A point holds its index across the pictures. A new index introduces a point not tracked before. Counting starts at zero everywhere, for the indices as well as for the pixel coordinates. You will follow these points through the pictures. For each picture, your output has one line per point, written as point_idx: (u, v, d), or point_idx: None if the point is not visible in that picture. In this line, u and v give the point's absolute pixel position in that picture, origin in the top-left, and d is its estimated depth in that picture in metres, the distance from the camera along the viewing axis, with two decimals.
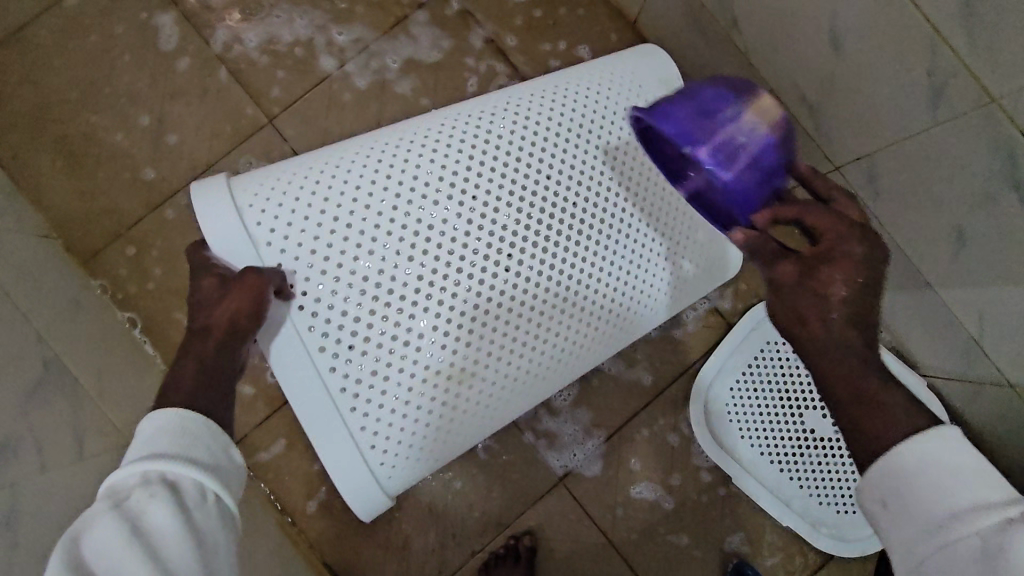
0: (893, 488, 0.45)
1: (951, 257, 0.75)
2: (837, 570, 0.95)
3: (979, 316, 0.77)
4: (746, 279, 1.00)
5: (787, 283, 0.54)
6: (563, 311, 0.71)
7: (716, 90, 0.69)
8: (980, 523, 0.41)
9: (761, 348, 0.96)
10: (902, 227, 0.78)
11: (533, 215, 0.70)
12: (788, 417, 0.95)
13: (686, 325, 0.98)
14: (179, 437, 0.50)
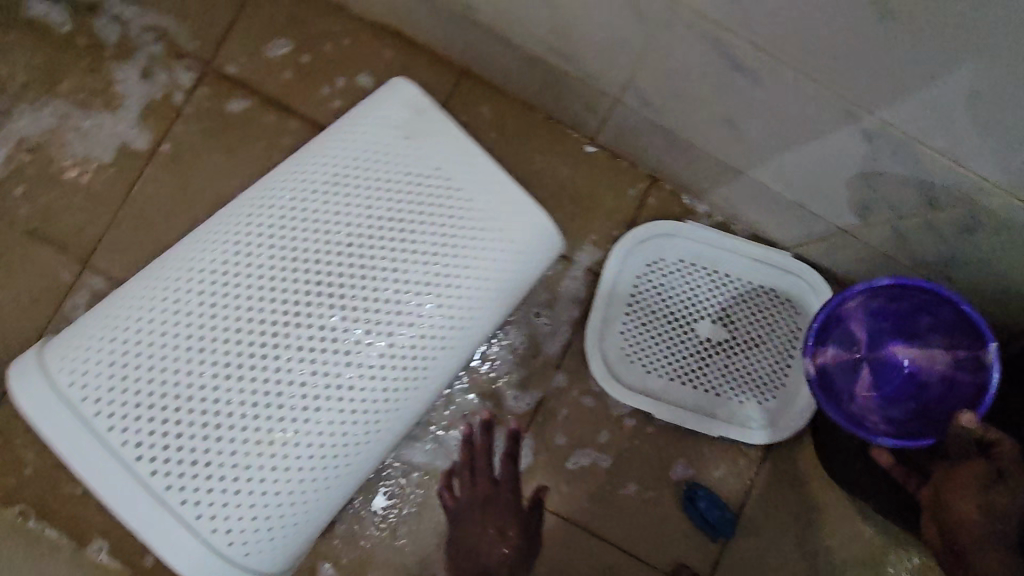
0: None
1: (738, 143, 0.78)
2: (779, 454, 0.99)
3: (788, 184, 0.81)
4: (598, 227, 1.01)
5: (964, 481, 0.67)
6: (380, 348, 0.69)
7: (874, 307, 0.82)
8: None
9: (635, 284, 1.00)
10: (691, 129, 0.81)
11: (317, 271, 0.69)
12: (682, 335, 0.99)
13: (560, 291, 1.00)
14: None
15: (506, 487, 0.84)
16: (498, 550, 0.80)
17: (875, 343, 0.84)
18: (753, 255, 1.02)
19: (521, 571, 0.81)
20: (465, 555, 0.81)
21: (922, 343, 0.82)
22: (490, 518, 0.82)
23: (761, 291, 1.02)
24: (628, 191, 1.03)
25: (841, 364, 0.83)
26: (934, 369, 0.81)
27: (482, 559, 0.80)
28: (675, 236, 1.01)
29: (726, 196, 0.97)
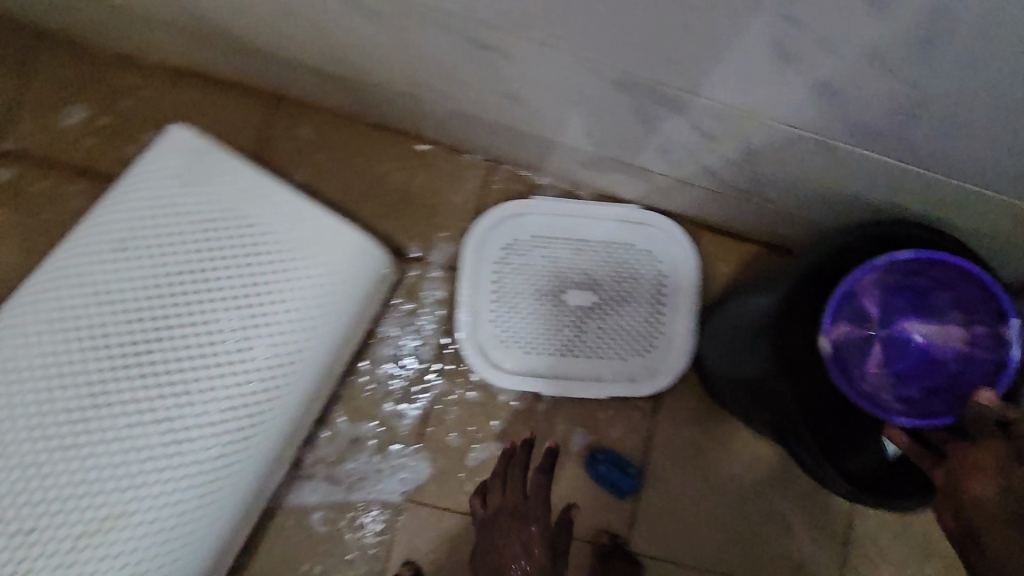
0: None
1: (532, 115, 0.78)
2: (669, 399, 1.01)
3: (594, 143, 0.81)
4: (447, 223, 1.00)
5: (979, 456, 0.53)
6: (202, 413, 0.66)
7: (887, 279, 0.69)
8: None
9: (496, 270, 0.99)
10: (488, 110, 0.80)
11: (113, 349, 0.65)
12: (552, 309, 1.00)
13: (423, 295, 0.98)
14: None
15: (535, 503, 0.83)
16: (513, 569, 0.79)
17: (887, 319, 0.71)
18: (605, 215, 1.03)
19: None
20: (487, 564, 0.82)
21: (942, 323, 0.69)
22: (514, 532, 0.82)
23: (620, 246, 1.03)
24: (470, 180, 1.02)
25: (854, 340, 0.69)
26: (960, 350, 0.68)
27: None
28: (524, 214, 1.01)
29: (561, 165, 0.97)
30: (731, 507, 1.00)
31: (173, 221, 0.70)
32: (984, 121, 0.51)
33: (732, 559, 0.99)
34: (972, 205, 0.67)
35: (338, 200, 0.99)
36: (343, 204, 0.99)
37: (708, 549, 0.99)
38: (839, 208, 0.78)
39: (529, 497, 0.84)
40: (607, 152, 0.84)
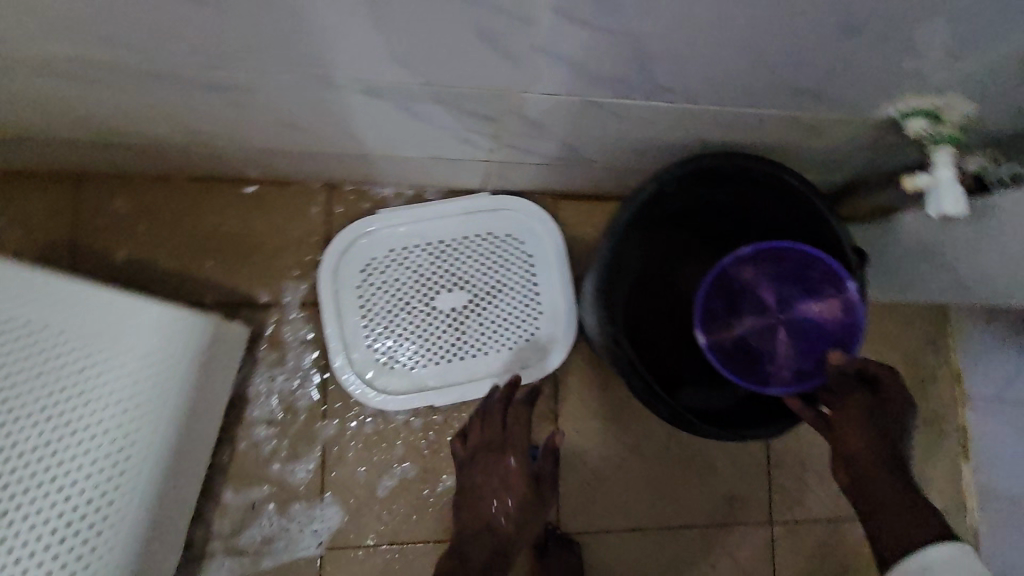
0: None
1: (322, 136, 0.74)
2: (565, 374, 1.01)
3: (399, 147, 0.78)
4: (295, 259, 0.96)
5: (853, 414, 0.61)
6: (35, 543, 0.60)
7: (766, 268, 0.77)
8: None
9: (359, 294, 0.96)
10: (278, 140, 0.76)
11: None
12: (427, 318, 0.97)
13: (288, 341, 0.93)
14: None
15: (517, 438, 0.84)
16: (502, 511, 0.79)
17: (786, 305, 0.77)
18: (458, 209, 1.00)
19: (528, 522, 0.79)
20: (471, 509, 0.80)
21: (825, 294, 0.74)
22: (496, 469, 0.81)
23: (481, 238, 1.00)
24: (309, 210, 0.97)
25: (752, 329, 0.78)
26: (842, 321, 0.72)
27: (485, 519, 0.79)
28: (374, 230, 0.98)
29: (393, 173, 0.93)
30: (650, 463, 1.01)
31: None
32: (710, 47, 0.50)
33: (664, 511, 1.01)
34: (761, 125, 0.67)
35: (170, 265, 0.92)
36: (176, 268, 0.92)
37: (638, 509, 1.00)
38: (655, 154, 0.78)
39: (508, 429, 0.84)
40: (419, 153, 0.81)
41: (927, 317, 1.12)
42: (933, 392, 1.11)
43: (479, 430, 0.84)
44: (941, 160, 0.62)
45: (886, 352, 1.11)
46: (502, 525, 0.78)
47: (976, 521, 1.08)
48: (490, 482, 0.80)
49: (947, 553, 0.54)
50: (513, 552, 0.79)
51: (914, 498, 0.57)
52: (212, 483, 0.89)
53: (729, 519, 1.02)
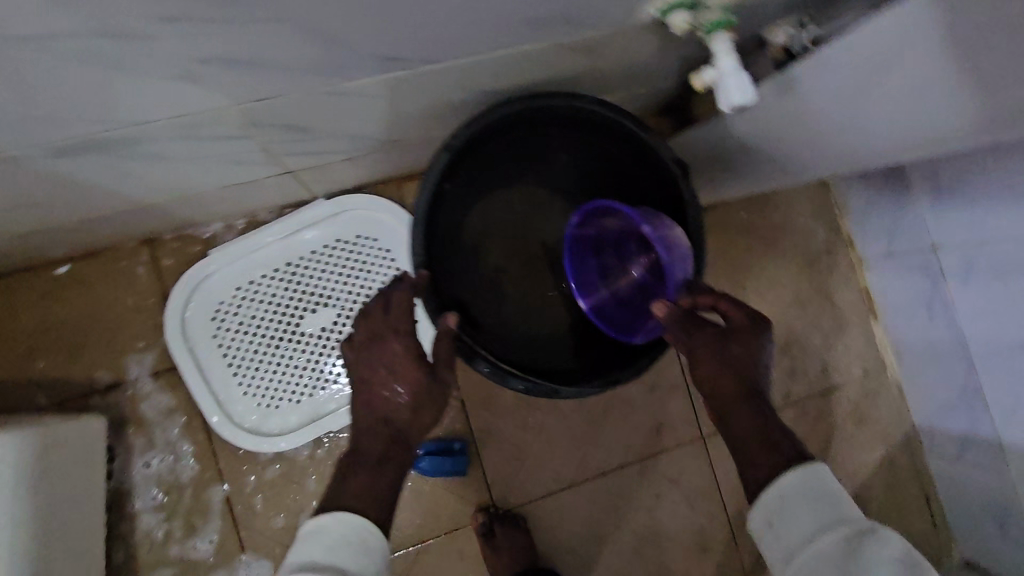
0: (789, 522, 0.52)
1: (72, 202, 0.65)
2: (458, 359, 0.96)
3: (169, 187, 0.70)
4: (136, 329, 0.88)
5: (706, 351, 0.59)
6: None
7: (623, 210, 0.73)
8: (819, 546, 0.50)
9: (219, 343, 0.90)
10: (30, 219, 0.68)
11: None
12: (300, 345, 0.92)
13: (156, 415, 0.88)
14: (342, 546, 0.52)
15: (400, 319, 0.63)
16: (395, 398, 0.59)
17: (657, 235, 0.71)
18: (297, 222, 0.93)
19: (432, 401, 0.60)
20: (358, 401, 0.61)
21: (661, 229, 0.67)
22: (380, 356, 0.61)
23: (330, 248, 0.94)
24: (134, 273, 0.89)
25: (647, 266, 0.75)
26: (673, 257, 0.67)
27: (378, 409, 0.59)
28: (213, 272, 0.90)
29: (203, 210, 0.85)
30: (568, 417, 0.99)
31: None
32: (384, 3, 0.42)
33: (596, 459, 1.00)
34: (531, 61, 0.61)
35: (2, 376, 0.85)
36: (11, 377, 0.85)
37: (569, 465, 0.99)
38: (451, 118, 0.72)
39: (391, 314, 0.63)
40: (208, 185, 0.73)
41: (802, 193, 1.11)
42: (828, 264, 1.11)
43: (359, 322, 0.63)
44: (720, 50, 0.57)
45: (775, 238, 1.09)
46: (405, 419, 0.59)
47: (896, 373, 1.10)
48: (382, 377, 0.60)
49: (799, 481, 0.53)
50: (416, 444, 0.61)
51: (773, 423, 0.57)
52: None
53: (662, 447, 1.02)
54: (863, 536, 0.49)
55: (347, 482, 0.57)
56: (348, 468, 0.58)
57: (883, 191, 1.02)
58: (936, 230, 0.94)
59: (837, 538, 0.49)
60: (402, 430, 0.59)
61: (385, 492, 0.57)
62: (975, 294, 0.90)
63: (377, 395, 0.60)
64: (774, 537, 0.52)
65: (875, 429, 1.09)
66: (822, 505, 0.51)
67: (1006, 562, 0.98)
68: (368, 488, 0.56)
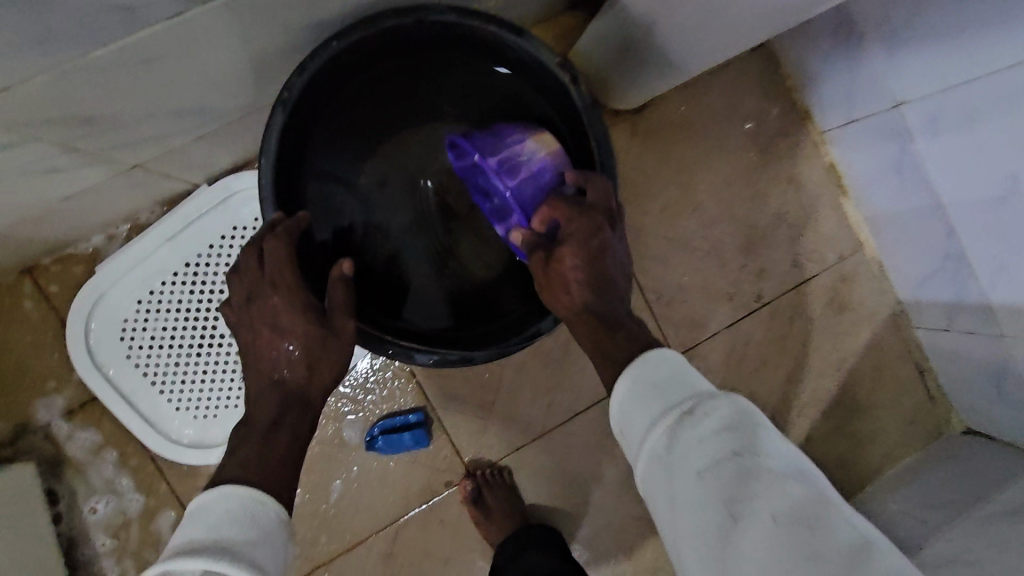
0: (627, 423, 0.50)
1: None
2: None
3: None
4: (44, 366, 0.83)
5: (556, 275, 0.57)
6: None
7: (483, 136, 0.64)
8: (650, 440, 0.48)
9: (135, 363, 0.83)
10: None
11: None
12: (222, 347, 0.85)
13: (89, 452, 0.84)
14: (226, 524, 0.45)
15: (279, 271, 0.57)
16: (286, 356, 0.56)
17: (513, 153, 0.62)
18: (184, 217, 0.83)
19: (328, 355, 0.58)
20: (251, 366, 0.58)
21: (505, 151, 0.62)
22: (261, 314, 0.57)
23: (229, 239, 0.85)
24: (23, 310, 0.82)
25: (521, 182, 0.61)
26: (519, 176, 0.61)
27: (269, 371, 0.57)
28: (107, 290, 0.82)
29: (68, 229, 0.76)
30: (526, 366, 0.93)
31: None
32: None
33: (564, 403, 0.94)
34: None
35: None
36: None
37: (537, 414, 0.94)
38: (291, 66, 0.61)
39: (266, 264, 0.57)
40: (41, 202, 0.64)
41: (746, 71, 0.98)
42: (786, 146, 0.99)
43: (233, 282, 0.59)
44: None
45: (722, 129, 0.98)
46: (295, 378, 0.57)
47: (875, 250, 1.01)
48: (268, 338, 0.57)
49: (628, 383, 0.51)
50: (318, 404, 0.59)
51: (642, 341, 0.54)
52: None
53: None
54: (682, 420, 0.47)
55: (232, 454, 0.52)
56: (238, 441, 0.54)
57: (833, 49, 0.89)
58: (895, 82, 0.82)
59: (659, 431, 0.47)
60: (298, 392, 0.57)
61: (279, 459, 0.52)
62: (946, 146, 0.80)
63: (262, 356, 0.57)
64: (625, 440, 0.52)
65: (858, 313, 1.01)
66: (647, 399, 0.49)
67: (1009, 424, 0.92)
68: (256, 456, 0.51)
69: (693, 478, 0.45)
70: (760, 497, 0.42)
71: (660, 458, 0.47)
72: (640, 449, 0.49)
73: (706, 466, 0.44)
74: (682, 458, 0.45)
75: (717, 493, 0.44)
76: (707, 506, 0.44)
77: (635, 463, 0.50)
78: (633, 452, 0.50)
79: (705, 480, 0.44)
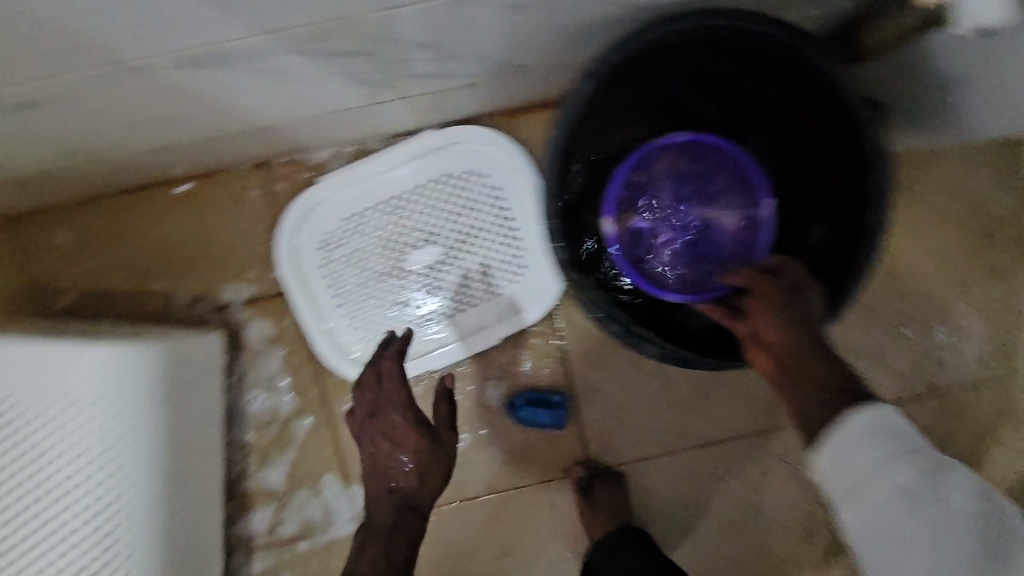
0: (860, 456, 0.47)
1: (189, 122, 0.65)
2: (563, 308, 0.92)
3: (283, 110, 0.68)
4: (249, 252, 0.91)
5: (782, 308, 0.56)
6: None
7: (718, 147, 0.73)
8: (901, 477, 0.46)
9: (324, 272, 0.89)
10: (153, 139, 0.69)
11: None
12: (403, 280, 0.90)
13: (263, 339, 0.91)
14: None
15: (393, 391, 0.75)
16: (402, 468, 0.72)
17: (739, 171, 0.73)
18: (404, 153, 0.88)
19: (436, 462, 0.73)
20: (372, 474, 0.74)
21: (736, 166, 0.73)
22: (382, 426, 0.74)
23: (436, 182, 0.89)
24: (247, 197, 0.90)
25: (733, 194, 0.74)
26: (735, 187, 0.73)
27: (388, 478, 0.73)
28: (319, 202, 0.89)
29: (314, 137, 0.83)
30: (673, 381, 0.93)
31: None
32: None
33: (700, 428, 0.93)
34: None
35: (130, 285, 0.91)
36: (138, 287, 0.91)
37: (671, 430, 0.93)
38: (588, 40, 0.63)
39: (385, 383, 0.75)
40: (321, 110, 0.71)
41: (985, 149, 0.92)
42: (1008, 236, 0.93)
43: (359, 395, 0.76)
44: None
45: (942, 201, 0.93)
46: (410, 485, 0.72)
47: None
48: (386, 453, 0.73)
49: (863, 419, 0.48)
50: (425, 504, 0.73)
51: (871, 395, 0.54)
52: (235, 481, 0.92)
53: (776, 423, 0.93)
54: (938, 466, 0.47)
55: (360, 552, 0.70)
56: (366, 539, 0.72)
57: None
58: None
59: (913, 469, 0.46)
60: (405, 499, 0.72)
61: (399, 556, 0.70)
62: None
63: (378, 459, 0.73)
64: (840, 472, 0.49)
65: None
66: (894, 437, 0.47)
67: None
68: (380, 554, 0.69)
69: (954, 518, 0.45)
70: (1012, 545, 0.44)
71: (910, 495, 0.45)
72: (879, 482, 0.47)
73: (966, 509, 0.45)
74: (945, 499, 0.45)
75: (974, 534, 0.44)
76: (966, 546, 0.44)
77: (858, 496, 0.48)
78: (857, 484, 0.48)
79: (964, 522, 0.44)
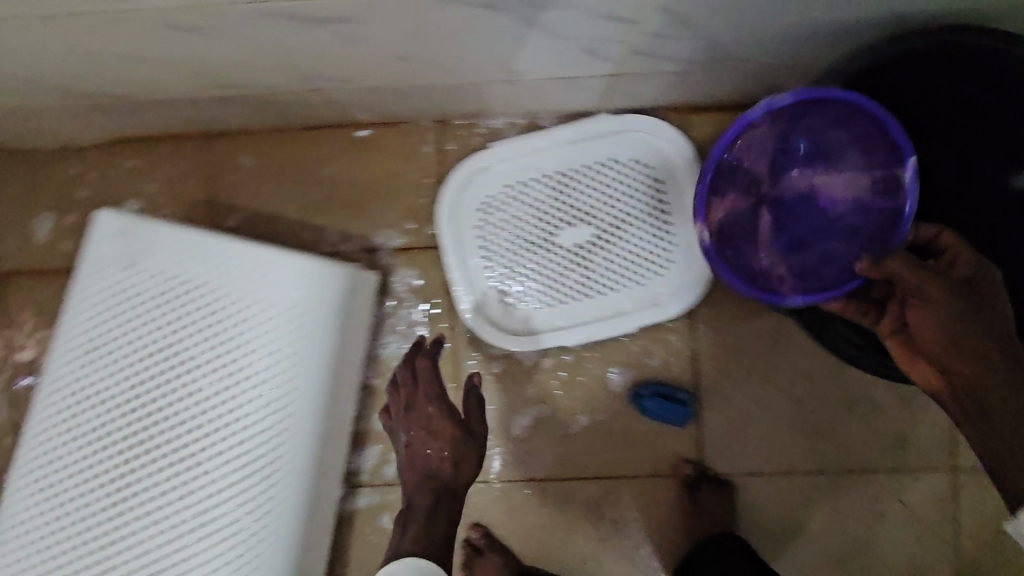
0: None
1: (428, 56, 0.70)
2: (703, 306, 0.93)
3: (509, 60, 0.72)
4: (412, 202, 0.95)
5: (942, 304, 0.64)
6: (224, 466, 0.69)
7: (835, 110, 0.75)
8: None
9: (479, 233, 0.92)
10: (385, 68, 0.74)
11: (156, 412, 0.70)
12: (552, 253, 0.92)
13: (410, 287, 0.95)
14: None
15: (431, 387, 0.78)
16: (438, 455, 0.75)
17: (860, 134, 0.76)
18: (576, 132, 0.91)
19: (471, 452, 0.76)
20: (407, 466, 0.76)
21: (856, 128, 0.76)
22: (417, 419, 0.77)
23: (602, 165, 0.91)
24: (420, 150, 0.95)
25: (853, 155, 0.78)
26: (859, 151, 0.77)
27: (424, 467, 0.75)
28: (487, 166, 0.92)
29: (504, 102, 0.87)
30: (801, 399, 0.92)
31: (163, 287, 0.72)
32: None
33: (823, 452, 0.92)
34: None
35: (297, 214, 0.96)
36: (304, 218, 0.96)
37: (792, 448, 0.92)
38: None
39: (420, 381, 0.79)
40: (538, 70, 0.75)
41: None
42: None
43: (394, 395, 0.80)
44: None
45: None
46: (445, 470, 0.75)
47: None
48: (419, 439, 0.76)
49: None
50: (461, 493, 0.76)
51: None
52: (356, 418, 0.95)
53: (903, 462, 0.91)
54: None
55: (403, 534, 0.71)
56: (406, 522, 0.73)
57: None
58: None
59: None
60: (439, 487, 0.75)
61: (441, 536, 0.71)
62: None
63: (415, 446, 0.76)
64: None
65: None
66: None
67: None
68: (423, 532, 0.71)
69: None
70: None
71: None
72: None
73: None
74: None
75: None
76: None
77: None
78: None
79: None
